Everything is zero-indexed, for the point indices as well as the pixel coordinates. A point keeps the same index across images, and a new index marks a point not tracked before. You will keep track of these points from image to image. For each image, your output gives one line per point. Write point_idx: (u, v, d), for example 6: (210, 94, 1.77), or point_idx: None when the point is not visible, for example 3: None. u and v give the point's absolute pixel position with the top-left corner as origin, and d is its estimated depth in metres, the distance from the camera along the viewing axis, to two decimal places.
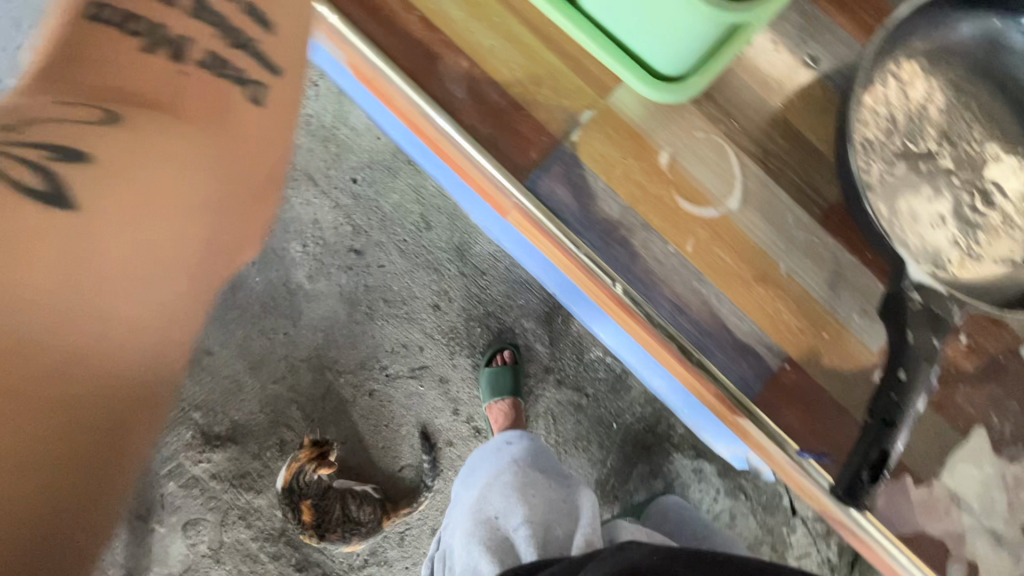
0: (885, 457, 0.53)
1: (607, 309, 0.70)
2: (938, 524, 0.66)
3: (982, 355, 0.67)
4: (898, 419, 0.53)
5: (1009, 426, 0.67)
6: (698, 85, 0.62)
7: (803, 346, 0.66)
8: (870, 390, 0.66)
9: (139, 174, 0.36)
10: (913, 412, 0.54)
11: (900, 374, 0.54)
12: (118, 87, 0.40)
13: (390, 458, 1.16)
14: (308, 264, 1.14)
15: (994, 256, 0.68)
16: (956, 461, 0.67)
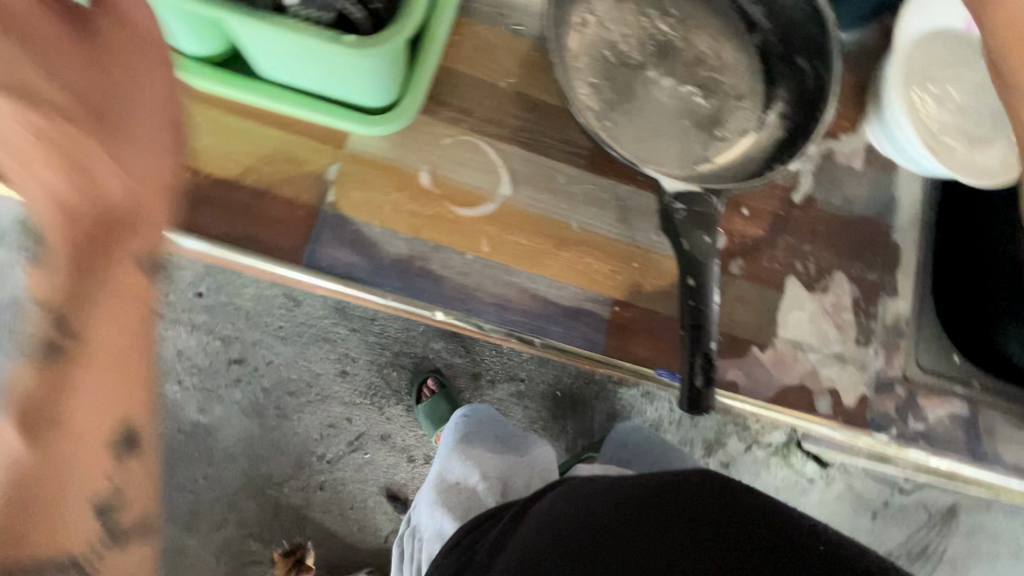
0: (710, 358, 0.58)
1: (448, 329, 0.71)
2: (800, 373, 0.74)
3: (764, 217, 0.77)
4: (705, 320, 0.58)
5: (809, 264, 0.77)
6: (413, 106, 0.63)
7: (623, 284, 0.71)
8: None
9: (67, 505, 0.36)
10: (714, 307, 0.59)
11: (689, 281, 0.59)
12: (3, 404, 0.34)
13: (373, 535, 1.09)
14: (194, 398, 1.04)
15: (737, 132, 0.77)
16: (784, 314, 0.75)
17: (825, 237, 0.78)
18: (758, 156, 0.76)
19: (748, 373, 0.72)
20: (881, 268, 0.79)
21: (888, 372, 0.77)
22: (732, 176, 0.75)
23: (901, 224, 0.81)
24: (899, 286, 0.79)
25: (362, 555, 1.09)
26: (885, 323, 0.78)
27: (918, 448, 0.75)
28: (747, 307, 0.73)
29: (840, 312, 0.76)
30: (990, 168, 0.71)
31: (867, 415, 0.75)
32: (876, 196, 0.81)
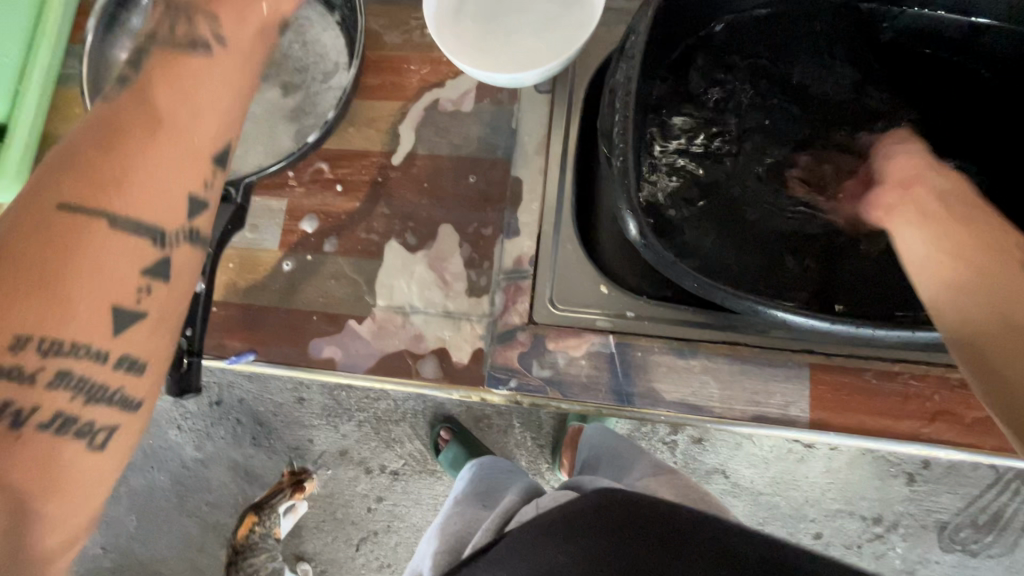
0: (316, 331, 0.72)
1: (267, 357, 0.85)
2: (403, 338, 0.71)
3: (361, 187, 0.76)
4: (297, 294, 0.74)
5: (411, 226, 0.74)
6: (16, 165, 0.79)
7: (222, 285, 0.76)
8: (287, 278, 0.75)
9: (64, 474, 0.38)
10: (303, 281, 0.74)
11: (284, 265, 0.75)
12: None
13: (347, 545, 1.27)
14: (190, 438, 1.30)
15: (323, 109, 0.75)
16: (386, 281, 0.73)
17: (431, 192, 0.75)
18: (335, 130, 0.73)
19: (346, 348, 0.71)
20: (497, 209, 0.73)
21: (508, 319, 0.69)
22: (324, 140, 0.74)
23: (519, 156, 0.74)
24: (521, 224, 0.72)
25: (327, 555, 1.28)
26: (503, 267, 0.71)
27: (549, 397, 0.67)
28: (342, 282, 0.73)
29: (448, 267, 0.72)
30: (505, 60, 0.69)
31: (483, 370, 0.69)
32: (489, 134, 0.75)
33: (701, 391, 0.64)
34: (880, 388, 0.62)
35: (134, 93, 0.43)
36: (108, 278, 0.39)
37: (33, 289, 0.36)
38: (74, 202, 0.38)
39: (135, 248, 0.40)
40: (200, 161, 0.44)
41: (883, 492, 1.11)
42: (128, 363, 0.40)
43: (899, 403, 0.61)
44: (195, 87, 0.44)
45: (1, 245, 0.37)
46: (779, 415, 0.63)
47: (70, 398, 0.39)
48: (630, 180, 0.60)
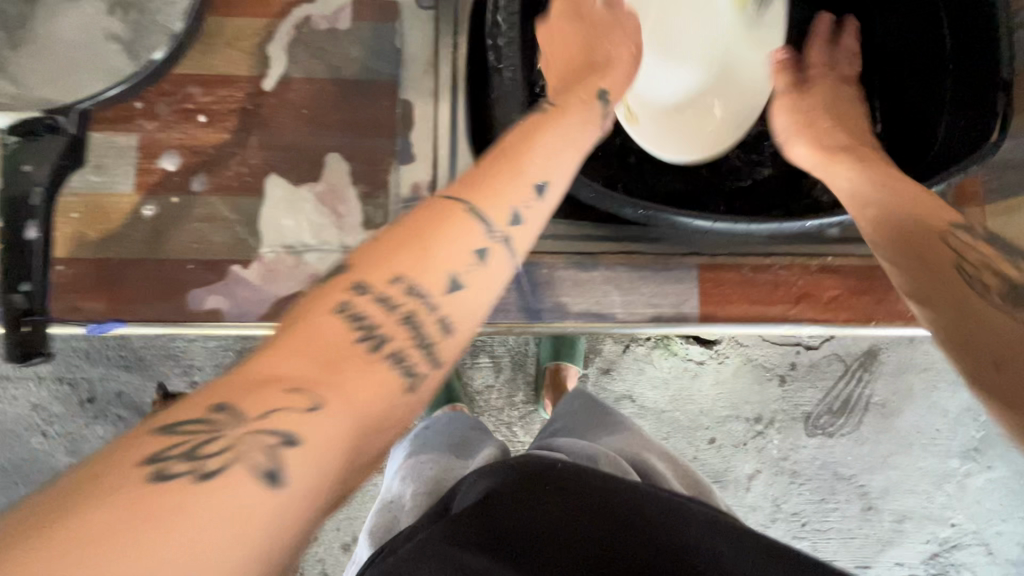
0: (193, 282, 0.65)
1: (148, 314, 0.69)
2: (298, 279, 0.66)
3: (229, 115, 0.68)
4: (164, 241, 0.65)
5: (293, 159, 0.68)
6: None
7: (65, 240, 0.65)
8: (149, 225, 0.66)
9: (325, 427, 0.30)
10: (169, 227, 0.66)
11: (144, 211, 0.66)
12: (301, 376, 0.32)
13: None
14: None
15: (171, 19, 0.64)
16: (268, 219, 0.66)
17: (311, 120, 0.68)
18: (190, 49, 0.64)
19: (229, 297, 0.65)
20: (386, 134, 0.69)
21: None
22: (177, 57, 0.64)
23: (407, 77, 0.70)
24: (415, 149, 0.69)
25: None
26: (400, 196, 0.68)
27: None
28: (218, 226, 0.66)
29: (339, 201, 0.67)
30: (724, 118, 0.69)
31: None
32: (372, 54, 0.70)
33: (603, 300, 0.67)
34: (755, 279, 0.69)
35: (502, 161, 0.46)
36: (399, 326, 0.37)
37: (328, 365, 0.33)
38: (403, 274, 0.38)
39: (479, 270, 0.40)
40: (497, 277, 0.42)
41: (759, 397, 1.17)
42: (398, 359, 0.36)
43: (771, 291, 0.69)
44: (556, 156, 0.48)
45: (317, 326, 0.35)
46: (673, 313, 0.68)
47: (391, 369, 0.35)
48: (520, 94, 0.59)
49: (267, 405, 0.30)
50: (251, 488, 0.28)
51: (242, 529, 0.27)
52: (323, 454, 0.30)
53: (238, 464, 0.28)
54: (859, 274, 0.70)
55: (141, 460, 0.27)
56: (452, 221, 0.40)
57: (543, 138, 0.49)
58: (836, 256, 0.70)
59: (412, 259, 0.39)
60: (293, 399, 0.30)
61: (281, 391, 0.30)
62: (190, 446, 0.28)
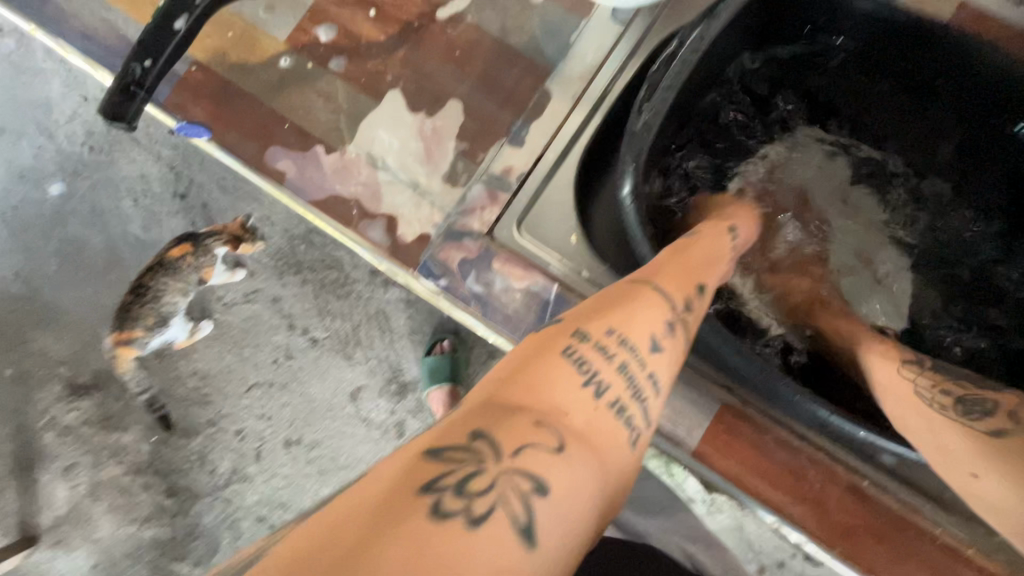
0: (278, 139, 0.68)
1: (297, 132, 0.69)
2: (359, 188, 0.67)
3: (395, 21, 0.70)
4: (280, 94, 0.70)
5: (422, 87, 0.69)
6: None
7: (208, 49, 0.70)
8: (278, 75, 0.70)
9: (581, 472, 0.33)
10: (292, 86, 0.70)
11: (282, 61, 0.70)
12: (537, 406, 0.35)
13: (239, 381, 1.00)
14: None
15: None
16: (371, 124, 0.69)
17: (457, 63, 0.70)
18: None
19: (298, 169, 0.68)
20: (514, 111, 0.69)
21: (468, 222, 0.66)
22: None
23: (562, 72, 0.69)
24: (529, 138, 0.67)
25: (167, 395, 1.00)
26: (489, 170, 0.67)
27: (468, 311, 0.64)
28: (329, 106, 0.69)
29: (438, 144, 0.68)
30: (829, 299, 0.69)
31: (420, 255, 0.65)
32: (544, 39, 0.70)
33: None
34: (772, 453, 0.61)
35: (668, 264, 0.48)
36: (619, 376, 0.39)
37: (557, 405, 0.35)
38: (616, 324, 0.41)
39: (675, 349, 0.43)
40: (679, 354, 0.44)
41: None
42: (625, 403, 0.38)
43: (783, 475, 0.60)
44: (710, 267, 0.52)
45: (532, 358, 0.38)
46: (667, 430, 0.62)
47: (630, 389, 0.39)
48: (647, 139, 0.56)
49: (523, 432, 0.32)
50: (538, 500, 0.31)
51: (530, 558, 0.29)
52: (583, 501, 0.32)
53: (557, 466, 0.32)
54: (886, 519, 0.59)
55: (416, 494, 0.28)
56: (645, 302, 0.43)
57: (712, 244, 0.54)
58: (872, 484, 0.60)
59: (630, 309, 0.42)
60: (542, 433, 0.33)
61: (524, 426, 0.33)
62: (459, 480, 0.30)
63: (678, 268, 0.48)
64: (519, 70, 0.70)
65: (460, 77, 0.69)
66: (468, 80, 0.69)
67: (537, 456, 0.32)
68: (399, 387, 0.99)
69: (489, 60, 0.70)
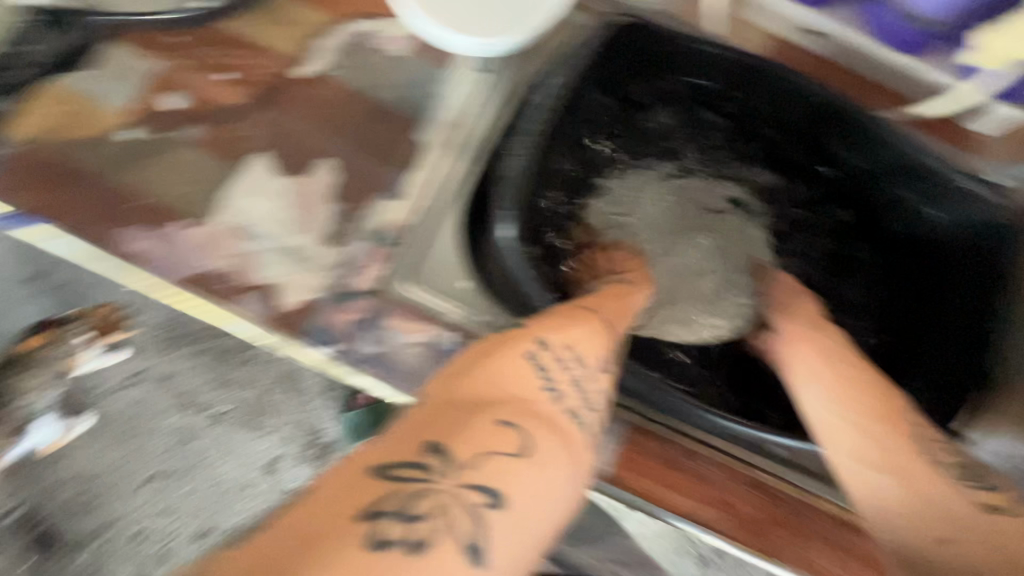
0: (129, 216, 0.63)
1: (151, 206, 0.64)
2: (230, 260, 0.63)
3: (251, 84, 0.68)
4: (130, 170, 0.65)
5: (287, 150, 0.68)
6: None
7: (34, 127, 0.64)
8: (127, 151, 0.66)
9: (538, 485, 0.34)
10: (143, 161, 0.66)
11: (129, 135, 0.66)
12: (496, 406, 0.36)
13: (129, 477, 0.88)
14: None
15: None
16: (235, 192, 0.66)
17: (324, 123, 0.69)
18: (248, 30, 0.69)
19: (155, 245, 0.62)
20: (387, 162, 0.68)
21: (353, 281, 0.63)
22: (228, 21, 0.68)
23: (431, 121, 0.69)
24: (406, 189, 0.67)
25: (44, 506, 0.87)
26: (368, 226, 0.66)
27: (366, 373, 0.61)
28: (186, 179, 0.66)
29: (312, 205, 0.67)
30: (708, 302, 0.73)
31: (305, 323, 0.61)
32: (408, 90, 0.70)
33: None
34: (679, 463, 0.64)
35: (594, 299, 0.53)
36: (571, 387, 0.40)
37: (517, 406, 0.37)
38: (563, 338, 0.43)
39: (613, 371, 0.45)
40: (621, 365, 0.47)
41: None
42: (577, 417, 0.40)
43: (689, 482, 0.63)
44: (628, 299, 0.57)
45: (490, 363, 0.39)
46: None
47: (582, 405, 0.40)
48: (514, 183, 0.58)
49: (484, 441, 0.33)
50: (495, 515, 0.31)
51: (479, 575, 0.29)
52: (535, 520, 0.33)
53: (510, 478, 0.33)
54: (786, 505, 0.64)
55: (360, 513, 0.29)
56: (587, 329, 0.45)
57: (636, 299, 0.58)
58: (772, 476, 0.64)
59: (572, 329, 0.44)
60: (500, 439, 0.34)
61: (482, 433, 0.34)
62: (407, 494, 0.30)
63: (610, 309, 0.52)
64: (386, 123, 0.70)
65: (327, 136, 0.69)
66: (336, 138, 0.69)
67: (490, 465, 0.33)
68: (320, 451, 0.91)
69: (355, 116, 0.70)
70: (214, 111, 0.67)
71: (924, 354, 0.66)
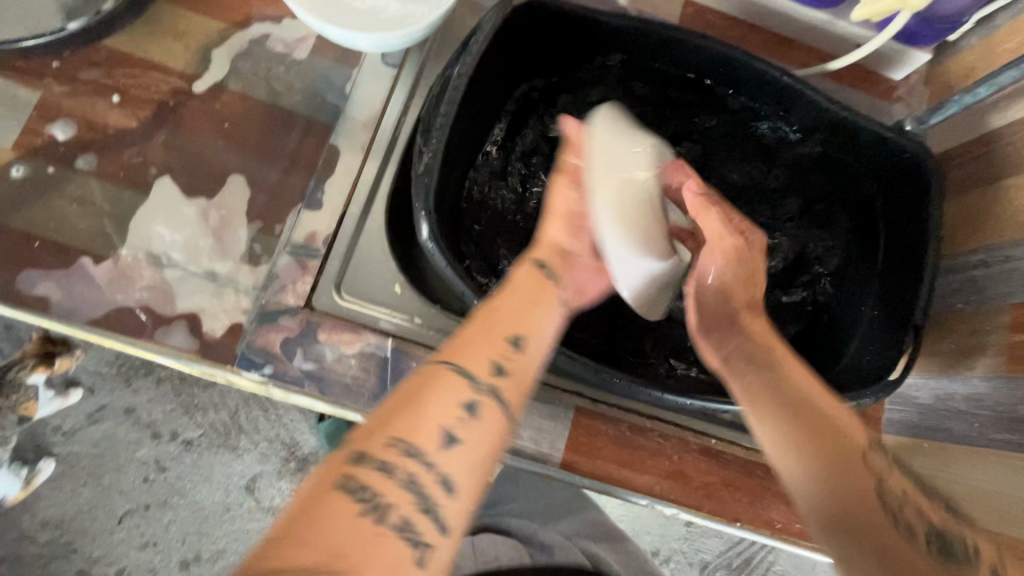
0: (27, 259, 0.59)
1: (51, 246, 0.60)
2: (145, 293, 0.60)
3: (145, 103, 0.64)
4: (22, 208, 0.61)
5: (194, 168, 0.64)
6: None
7: None
8: (15, 188, 0.61)
9: None
10: (36, 197, 0.61)
11: (15, 171, 0.61)
12: (308, 558, 0.30)
13: (105, 514, 0.85)
14: None
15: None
16: (144, 220, 0.62)
17: (230, 135, 0.66)
18: (132, 43, 0.64)
19: (61, 287, 0.58)
20: (304, 172, 0.66)
21: (282, 299, 0.61)
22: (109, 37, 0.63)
23: (345, 124, 0.67)
24: (326, 197, 0.65)
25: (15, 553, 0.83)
26: (291, 240, 0.63)
27: (303, 393, 0.59)
28: (87, 211, 0.62)
29: (229, 226, 0.64)
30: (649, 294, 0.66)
31: (236, 349, 0.59)
32: (318, 94, 0.68)
33: None
34: (630, 441, 0.64)
35: (478, 327, 0.43)
36: (402, 493, 0.35)
37: (331, 557, 0.31)
38: (406, 433, 0.37)
39: (487, 430, 0.39)
40: (495, 438, 0.39)
41: (657, 532, 0.87)
42: (411, 529, 0.35)
43: (644, 458, 0.64)
44: (535, 316, 0.45)
45: (301, 500, 0.33)
46: (533, 451, 0.63)
47: (421, 503, 0.35)
48: (431, 181, 0.57)
49: None
50: None
51: None
52: None
53: None
54: (739, 466, 0.65)
55: None
56: (440, 392, 0.39)
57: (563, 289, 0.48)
58: (719, 441, 0.66)
59: (418, 410, 0.38)
60: None
61: None
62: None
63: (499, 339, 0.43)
64: (298, 130, 0.67)
65: (237, 150, 0.66)
66: (247, 152, 0.66)
67: None
68: (300, 463, 0.89)
69: (265, 127, 0.67)
70: (107, 135, 0.63)
71: (895, 286, 0.64)
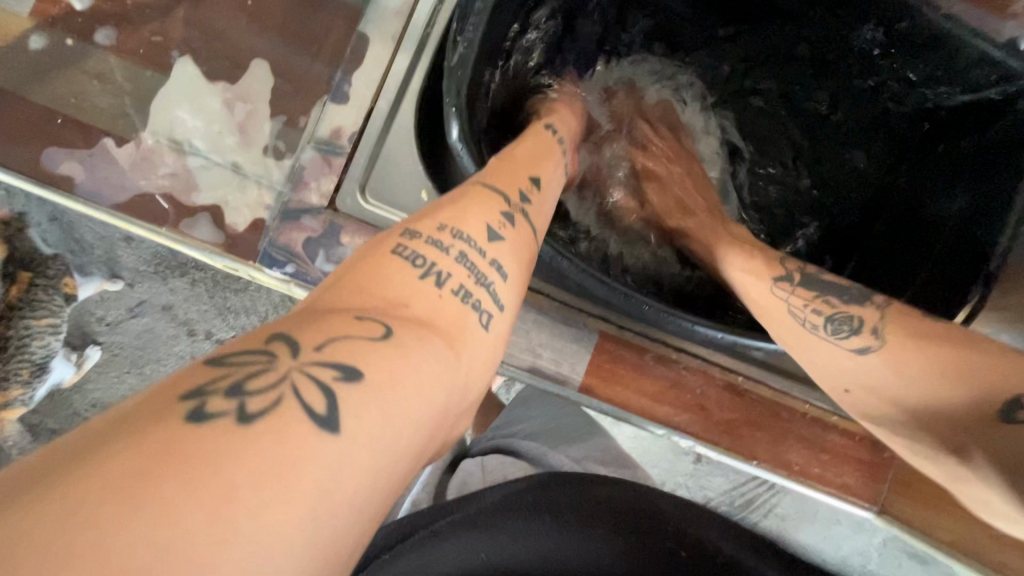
0: (49, 135, 0.58)
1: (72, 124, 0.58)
2: (166, 180, 0.58)
3: None
4: (43, 83, 0.59)
5: (217, 51, 0.61)
6: None
7: None
8: (38, 62, 0.60)
9: (411, 377, 0.29)
10: (57, 71, 0.59)
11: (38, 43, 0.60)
12: (363, 303, 0.31)
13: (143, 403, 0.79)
14: None
15: None
16: (165, 103, 0.60)
17: (254, 18, 0.62)
18: None
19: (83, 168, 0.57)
20: (329, 62, 0.62)
21: (305, 197, 0.58)
22: None
23: (374, 10, 0.61)
24: (353, 91, 0.60)
25: (59, 441, 0.78)
26: (316, 135, 0.60)
27: None
28: (108, 89, 0.59)
29: (251, 114, 0.61)
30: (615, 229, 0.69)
31: (259, 244, 0.57)
32: None
33: None
34: (654, 371, 0.62)
35: (503, 163, 0.46)
36: (457, 265, 0.36)
37: (390, 304, 0.32)
38: (444, 221, 0.38)
39: (518, 238, 0.41)
40: (525, 246, 0.42)
41: (663, 468, 0.77)
42: (466, 294, 0.36)
43: (665, 389, 0.62)
44: (546, 164, 0.50)
45: (346, 270, 0.35)
46: (552, 372, 0.61)
47: (471, 277, 0.36)
48: (465, 75, 0.52)
49: (351, 334, 0.28)
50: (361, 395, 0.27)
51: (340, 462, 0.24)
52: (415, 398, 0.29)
53: (381, 362, 0.28)
54: (763, 405, 0.63)
55: (180, 395, 0.23)
56: (475, 197, 0.41)
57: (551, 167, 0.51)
58: (745, 377, 0.63)
59: (450, 208, 0.39)
60: (367, 322, 0.30)
61: (327, 328, 0.28)
62: (237, 380, 0.25)
63: (520, 169, 0.47)
64: (324, 15, 0.62)
65: (260, 34, 0.62)
66: (270, 36, 0.62)
67: (353, 346, 0.28)
68: None
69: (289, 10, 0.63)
70: (128, 8, 0.60)
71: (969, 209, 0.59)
